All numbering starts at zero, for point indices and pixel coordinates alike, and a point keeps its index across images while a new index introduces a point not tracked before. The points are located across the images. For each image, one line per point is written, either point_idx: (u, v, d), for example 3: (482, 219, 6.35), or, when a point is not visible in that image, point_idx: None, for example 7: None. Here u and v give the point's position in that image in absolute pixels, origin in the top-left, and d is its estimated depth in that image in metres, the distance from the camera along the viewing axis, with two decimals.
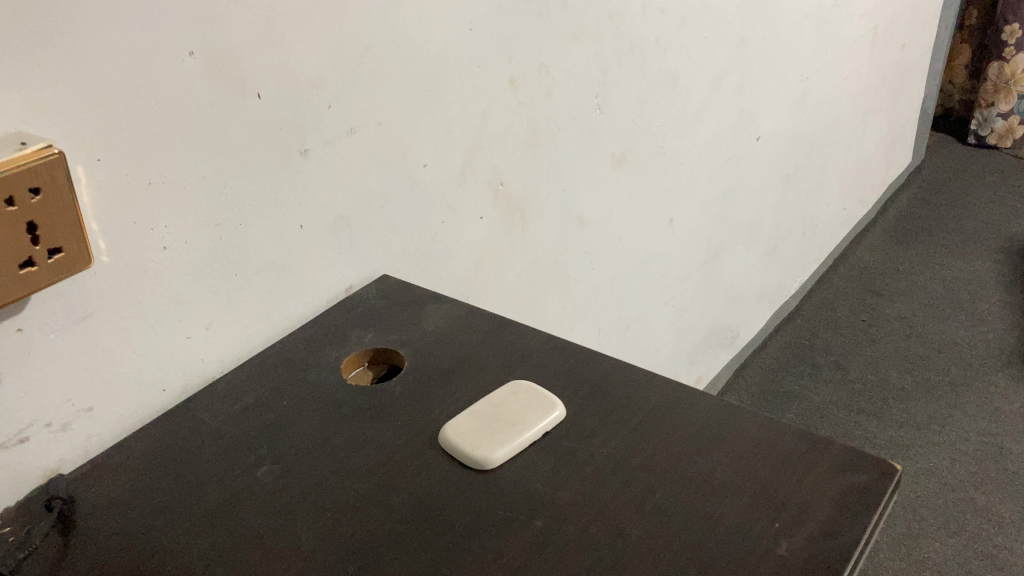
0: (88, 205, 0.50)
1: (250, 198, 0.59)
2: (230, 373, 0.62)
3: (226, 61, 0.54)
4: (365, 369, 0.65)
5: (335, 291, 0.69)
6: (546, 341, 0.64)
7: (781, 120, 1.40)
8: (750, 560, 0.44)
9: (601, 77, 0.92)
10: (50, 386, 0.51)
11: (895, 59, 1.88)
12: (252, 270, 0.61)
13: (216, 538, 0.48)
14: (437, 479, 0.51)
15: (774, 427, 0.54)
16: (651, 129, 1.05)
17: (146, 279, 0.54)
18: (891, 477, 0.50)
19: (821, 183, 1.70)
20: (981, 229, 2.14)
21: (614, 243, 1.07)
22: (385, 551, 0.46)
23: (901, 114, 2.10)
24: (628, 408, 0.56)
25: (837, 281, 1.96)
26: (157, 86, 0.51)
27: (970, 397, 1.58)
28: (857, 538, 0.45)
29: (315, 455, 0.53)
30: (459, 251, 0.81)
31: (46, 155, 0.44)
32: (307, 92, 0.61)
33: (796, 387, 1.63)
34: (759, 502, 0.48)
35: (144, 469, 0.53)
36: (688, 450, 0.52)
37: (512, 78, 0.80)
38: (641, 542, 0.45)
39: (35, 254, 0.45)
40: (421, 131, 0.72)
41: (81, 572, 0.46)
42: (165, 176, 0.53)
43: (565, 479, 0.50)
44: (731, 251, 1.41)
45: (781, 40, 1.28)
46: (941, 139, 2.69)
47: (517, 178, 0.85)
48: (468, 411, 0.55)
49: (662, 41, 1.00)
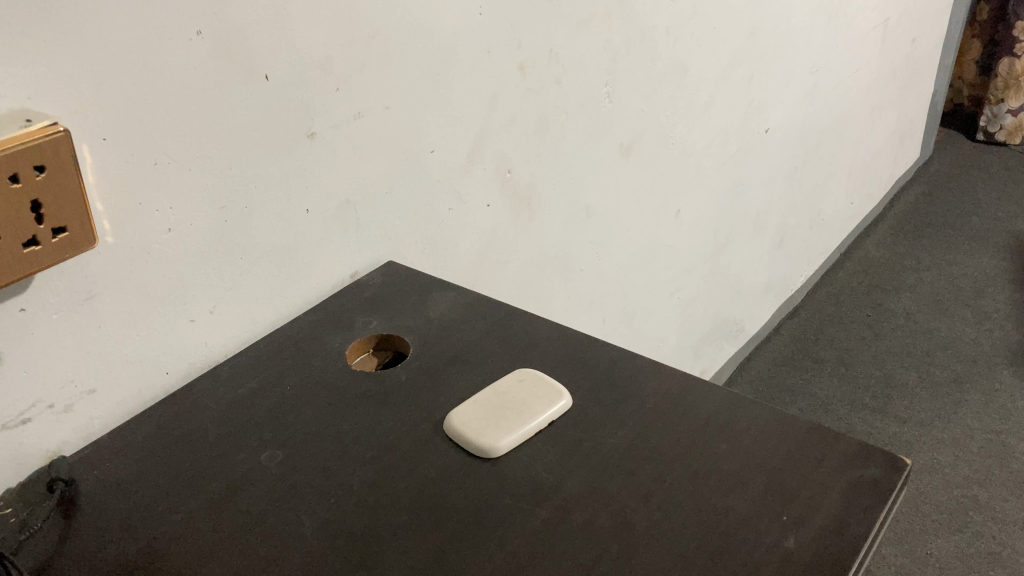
0: (93, 185, 0.49)
1: (256, 181, 0.58)
2: (234, 358, 0.61)
3: (233, 41, 0.54)
4: (370, 355, 0.64)
5: (340, 276, 0.69)
6: (553, 330, 0.63)
7: (791, 113, 1.39)
8: (756, 553, 0.44)
9: (610, 65, 0.91)
10: (53, 367, 0.51)
11: (906, 53, 1.86)
12: (257, 254, 0.61)
13: (219, 523, 0.47)
14: (443, 466, 0.51)
15: (782, 418, 0.53)
16: (660, 118, 1.04)
17: (152, 261, 0.54)
18: (901, 472, 0.49)
19: (829, 176, 1.69)
20: (988, 226, 2.13)
21: (621, 233, 1.07)
22: (388, 538, 0.46)
23: (911, 109, 2.09)
24: (635, 399, 0.55)
25: (843, 275, 1.95)
26: (164, 66, 0.50)
27: (975, 393, 1.58)
28: (865, 532, 0.45)
29: (319, 441, 0.53)
30: (465, 238, 0.81)
31: (52, 132, 0.44)
32: (315, 75, 0.60)
33: (801, 381, 1.62)
34: (768, 494, 0.47)
35: (147, 453, 0.53)
36: (696, 442, 0.51)
37: (521, 65, 0.79)
38: (647, 533, 0.45)
39: (40, 232, 0.45)
40: (430, 116, 0.71)
41: (82, 554, 0.46)
42: (172, 157, 0.53)
43: (571, 469, 0.50)
44: (738, 243, 1.40)
45: (792, 31, 1.27)
46: (950, 135, 2.67)
47: (526, 165, 0.85)
48: (474, 399, 0.55)
49: (673, 29, 0.99)
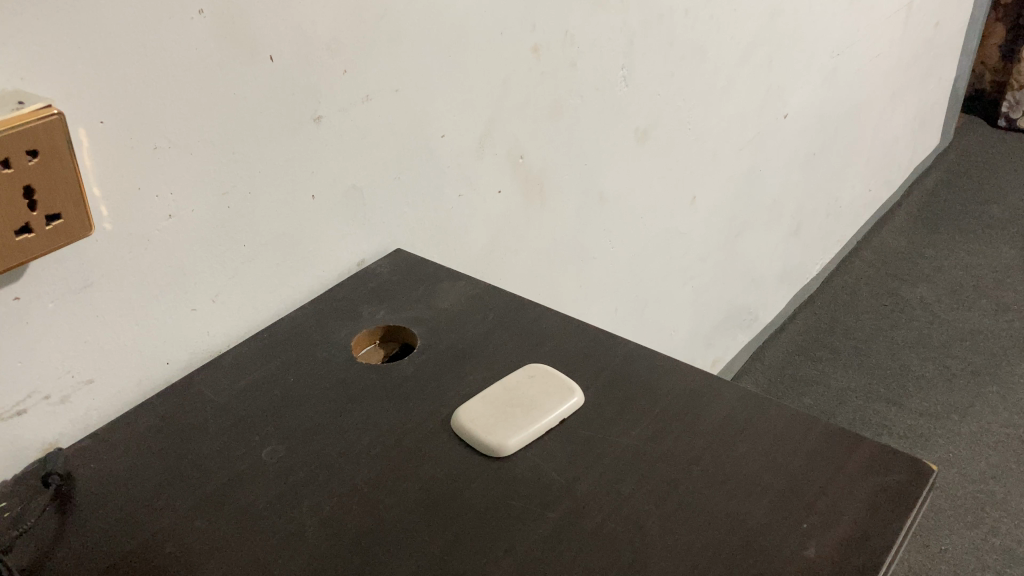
0: (90, 169, 0.47)
1: (259, 165, 0.57)
2: (236, 348, 0.60)
3: (236, 20, 0.52)
4: (376, 347, 0.62)
5: (347, 264, 0.67)
6: (564, 323, 0.61)
7: (810, 97, 1.35)
8: (776, 562, 0.42)
9: (627, 48, 0.89)
10: (49, 356, 0.49)
11: (930, 36, 1.82)
12: (260, 242, 0.59)
13: (218, 520, 0.46)
14: (449, 465, 0.49)
15: (800, 418, 0.51)
16: (676, 103, 1.01)
17: (151, 247, 0.52)
18: (927, 477, 0.47)
19: (848, 162, 1.66)
20: (1008, 216, 2.09)
21: (635, 220, 1.04)
22: (390, 541, 0.44)
23: (933, 94, 2.05)
24: (648, 397, 0.53)
25: (858, 264, 1.93)
26: (166, 47, 0.49)
27: (993, 386, 1.55)
28: (889, 542, 0.43)
29: (322, 436, 0.51)
30: (476, 225, 0.79)
31: (44, 115, 0.42)
32: (321, 56, 0.58)
33: (815, 372, 1.60)
34: (787, 500, 0.45)
35: (144, 445, 0.51)
36: (713, 443, 0.49)
37: (535, 47, 0.77)
38: (659, 539, 0.43)
39: (32, 220, 0.43)
40: (440, 101, 0.69)
41: (74, 553, 0.44)
42: (172, 140, 0.51)
43: (583, 470, 0.48)
44: (754, 231, 1.38)
45: (813, 14, 1.24)
46: (970, 121, 2.62)
47: (539, 150, 0.83)
48: (482, 394, 0.53)
49: (692, 11, 0.96)
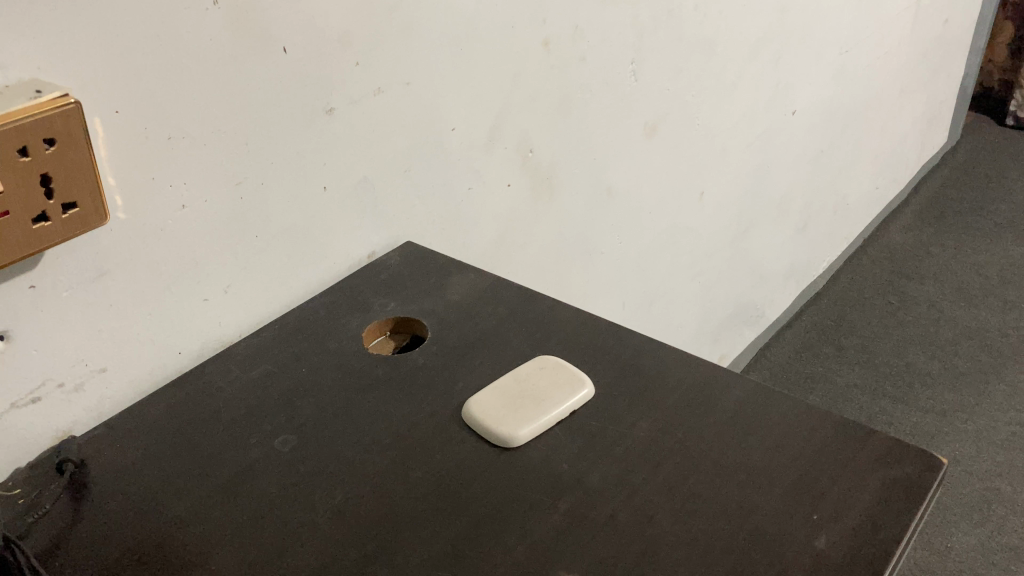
0: (105, 159, 0.48)
1: (272, 157, 0.57)
2: (248, 339, 0.60)
3: (249, 12, 0.52)
4: (387, 338, 0.63)
5: (357, 256, 0.67)
6: (573, 315, 0.61)
7: (818, 93, 1.35)
8: (787, 553, 0.42)
9: (637, 43, 0.89)
10: (63, 345, 0.49)
11: (938, 34, 1.81)
12: (272, 233, 0.59)
13: (232, 508, 0.46)
14: (460, 455, 0.49)
15: (810, 411, 0.52)
16: (685, 98, 1.01)
17: (164, 238, 0.52)
18: (937, 470, 0.47)
19: (856, 159, 1.65)
20: (1015, 214, 2.09)
21: (643, 215, 1.04)
22: (403, 530, 0.44)
23: (941, 92, 2.04)
24: (658, 390, 0.53)
25: (865, 261, 1.93)
26: (180, 38, 0.49)
27: (999, 384, 1.54)
28: (899, 534, 0.43)
29: (334, 426, 0.52)
30: (486, 218, 0.79)
31: (61, 104, 0.42)
32: (333, 48, 0.58)
33: (821, 369, 1.60)
34: (797, 492, 0.46)
35: (157, 434, 0.52)
36: (723, 435, 0.50)
37: (546, 41, 0.77)
38: (670, 530, 0.43)
39: (49, 208, 0.44)
40: (451, 94, 0.69)
41: (88, 540, 0.45)
42: (186, 132, 0.51)
43: (594, 461, 0.48)
44: (761, 228, 1.38)
45: (822, 10, 1.24)
46: (978, 119, 2.62)
47: (548, 145, 0.83)
48: (493, 386, 0.53)
49: (701, 6, 0.96)
